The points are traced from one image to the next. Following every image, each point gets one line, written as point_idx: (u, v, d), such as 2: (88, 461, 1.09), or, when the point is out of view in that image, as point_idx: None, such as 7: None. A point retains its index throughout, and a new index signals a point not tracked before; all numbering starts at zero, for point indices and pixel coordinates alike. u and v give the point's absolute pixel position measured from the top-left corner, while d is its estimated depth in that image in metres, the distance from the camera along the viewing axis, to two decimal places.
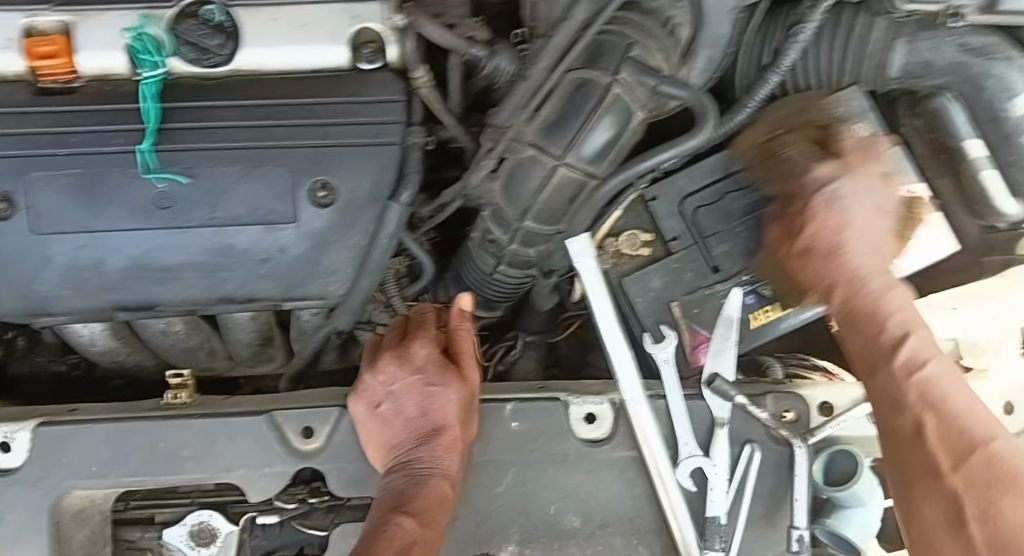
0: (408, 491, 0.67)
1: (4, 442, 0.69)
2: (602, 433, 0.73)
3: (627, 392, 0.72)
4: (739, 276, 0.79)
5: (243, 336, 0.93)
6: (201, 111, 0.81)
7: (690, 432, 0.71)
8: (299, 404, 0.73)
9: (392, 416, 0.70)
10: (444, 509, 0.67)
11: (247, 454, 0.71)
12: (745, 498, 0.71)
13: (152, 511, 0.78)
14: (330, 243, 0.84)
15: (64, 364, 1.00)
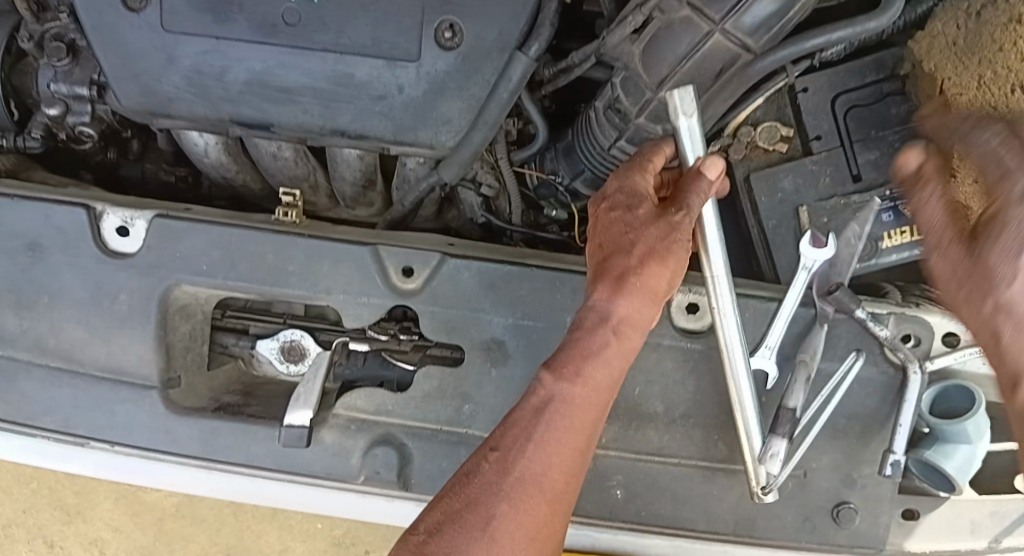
0: (582, 332, 0.63)
1: (123, 226, 0.71)
2: (698, 326, 0.70)
3: (713, 268, 0.66)
4: (883, 189, 0.73)
5: (348, 174, 0.92)
6: None
7: (781, 330, 0.69)
8: (401, 242, 0.73)
9: (620, 249, 0.65)
10: (600, 363, 0.62)
11: (347, 280, 0.72)
12: (828, 405, 0.69)
13: (246, 322, 0.79)
14: (447, 86, 0.80)
15: (173, 173, 1.02)
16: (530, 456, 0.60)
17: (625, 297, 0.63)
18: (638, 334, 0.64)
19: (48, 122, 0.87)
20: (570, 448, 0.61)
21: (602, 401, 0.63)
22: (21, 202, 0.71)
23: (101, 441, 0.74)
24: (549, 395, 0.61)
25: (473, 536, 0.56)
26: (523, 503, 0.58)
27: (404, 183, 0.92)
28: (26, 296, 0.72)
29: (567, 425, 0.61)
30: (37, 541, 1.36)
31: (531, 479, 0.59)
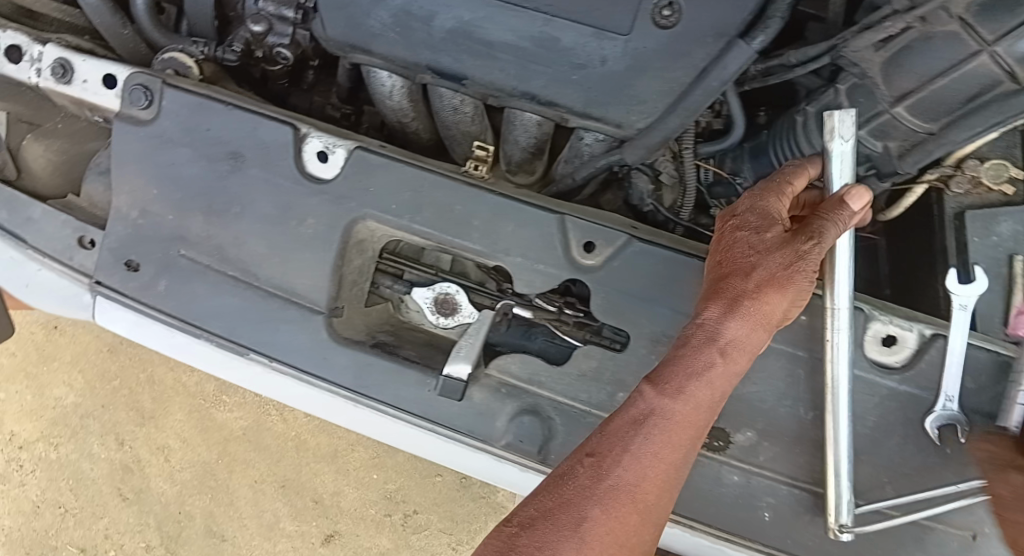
0: (688, 351, 0.59)
1: (324, 151, 0.72)
2: (898, 361, 0.66)
3: (836, 301, 0.63)
4: None
5: (522, 138, 0.90)
6: None
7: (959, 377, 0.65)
8: (590, 216, 0.71)
9: (737, 271, 0.61)
10: (708, 383, 0.58)
11: (527, 245, 0.71)
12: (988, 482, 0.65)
13: (402, 268, 0.80)
14: (652, 63, 0.77)
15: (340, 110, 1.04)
16: (624, 468, 0.56)
17: (738, 319, 0.59)
18: (746, 357, 0.60)
19: (248, 38, 0.88)
20: (665, 466, 0.57)
21: (703, 420, 0.59)
22: (231, 109, 0.71)
23: (261, 353, 0.76)
24: (648, 409, 0.57)
25: (562, 538, 0.54)
26: (615, 512, 0.55)
27: (575, 155, 0.89)
28: (217, 202, 0.73)
29: (666, 442, 0.57)
30: (107, 437, 1.38)
31: (624, 490, 0.56)
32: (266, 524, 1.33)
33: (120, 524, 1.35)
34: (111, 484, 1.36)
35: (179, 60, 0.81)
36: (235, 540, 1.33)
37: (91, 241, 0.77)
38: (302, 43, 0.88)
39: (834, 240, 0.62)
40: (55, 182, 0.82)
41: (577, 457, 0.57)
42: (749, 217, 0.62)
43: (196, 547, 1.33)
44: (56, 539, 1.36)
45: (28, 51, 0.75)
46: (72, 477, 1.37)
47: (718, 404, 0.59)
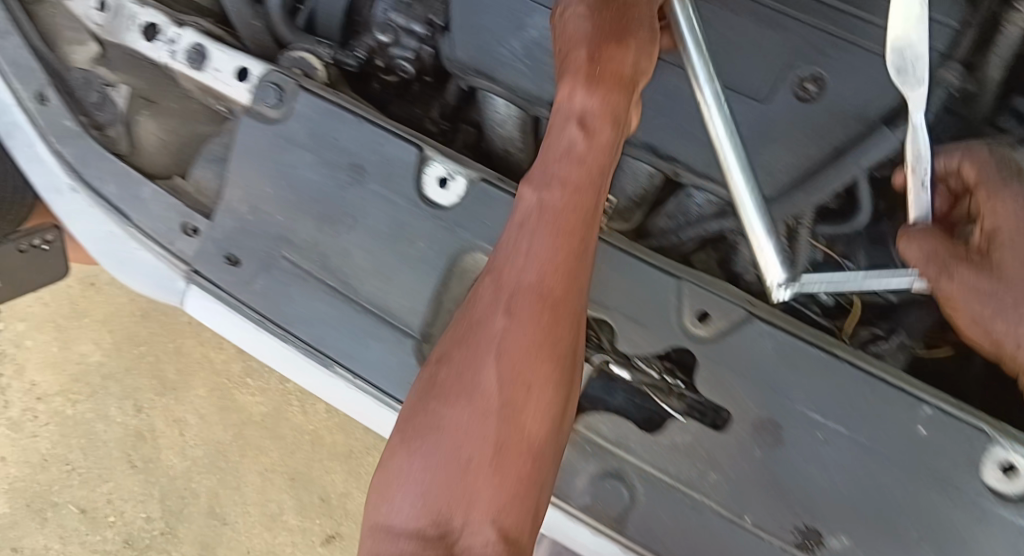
0: (554, 142, 0.59)
1: (445, 177, 0.71)
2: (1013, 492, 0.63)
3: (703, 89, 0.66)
4: None
5: (626, 187, 0.87)
6: None
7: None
8: (710, 285, 0.68)
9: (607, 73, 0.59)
10: (571, 159, 0.58)
11: (638, 305, 0.69)
12: None
13: None
14: (784, 134, 0.75)
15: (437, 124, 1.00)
16: (523, 265, 0.56)
17: (581, 90, 0.59)
18: (609, 132, 0.58)
19: (373, 46, 0.87)
20: (547, 264, 0.56)
21: (586, 211, 0.57)
22: (360, 121, 0.71)
23: (345, 368, 0.74)
24: (527, 207, 0.58)
25: (481, 362, 0.55)
26: (520, 310, 0.55)
27: (680, 211, 0.87)
28: (330, 211, 0.73)
29: (542, 229, 0.56)
30: (125, 402, 1.37)
31: (528, 286, 0.56)
32: (269, 513, 1.31)
33: (125, 490, 1.33)
34: (120, 449, 1.35)
35: (307, 60, 0.79)
36: (236, 526, 1.31)
37: (194, 229, 0.77)
38: (425, 59, 0.87)
39: (643, 38, 0.60)
40: (163, 162, 0.81)
41: (483, 280, 0.59)
42: (573, 24, 0.61)
43: (192, 529, 1.31)
44: (57, 495, 1.33)
45: (165, 32, 0.76)
46: (85, 437, 1.36)
47: (603, 177, 0.59)
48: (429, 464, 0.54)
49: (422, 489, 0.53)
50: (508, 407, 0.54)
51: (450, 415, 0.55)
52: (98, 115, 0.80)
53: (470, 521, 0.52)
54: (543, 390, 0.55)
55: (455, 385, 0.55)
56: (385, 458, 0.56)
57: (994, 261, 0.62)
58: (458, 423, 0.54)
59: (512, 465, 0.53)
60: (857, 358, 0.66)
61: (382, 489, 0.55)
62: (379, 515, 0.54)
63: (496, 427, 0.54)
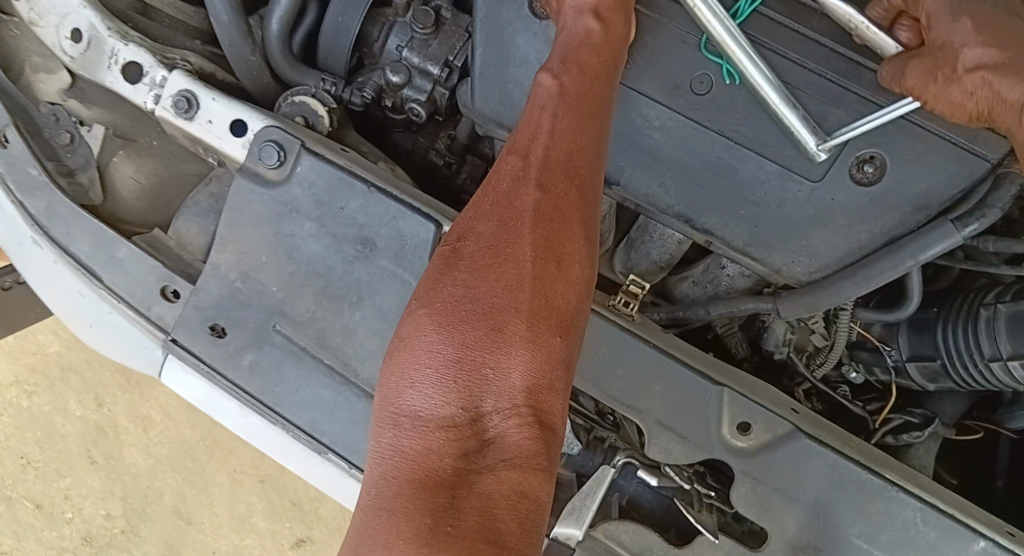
0: (574, 38, 0.59)
1: None
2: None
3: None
4: None
5: (654, 253, 0.80)
6: (804, 13, 0.69)
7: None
8: (752, 394, 0.63)
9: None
10: (590, 46, 0.58)
11: (673, 411, 0.62)
12: None
13: None
14: (835, 220, 0.69)
15: (442, 158, 0.90)
16: (547, 141, 0.54)
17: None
18: (621, 33, 0.60)
19: (382, 85, 0.78)
20: (565, 131, 0.54)
21: (603, 101, 0.57)
22: (372, 192, 0.64)
23: (341, 457, 0.66)
24: (543, 90, 0.57)
25: (513, 228, 0.50)
26: (550, 183, 0.52)
27: (710, 279, 0.80)
28: (333, 287, 0.65)
29: (562, 112, 0.55)
30: (85, 395, 1.19)
31: (556, 159, 0.53)
32: (237, 515, 1.17)
33: (84, 488, 1.17)
34: (80, 445, 1.18)
35: (309, 106, 0.72)
36: (202, 527, 1.16)
37: (176, 293, 0.68)
38: (439, 101, 0.78)
39: None
40: (145, 210, 0.73)
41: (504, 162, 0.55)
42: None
43: (156, 531, 1.16)
44: (11, 489, 1.17)
45: (150, 73, 0.66)
46: (41, 429, 1.18)
47: (612, 67, 0.59)
48: (456, 338, 0.47)
49: (448, 373, 0.47)
50: (540, 277, 0.49)
51: (478, 285, 0.49)
52: (68, 159, 0.71)
53: (501, 402, 0.46)
54: (576, 255, 0.51)
55: (486, 257, 0.50)
56: (401, 342, 0.49)
57: (934, 45, 0.64)
58: (481, 295, 0.49)
59: (547, 341, 0.48)
60: (906, 482, 0.61)
61: (401, 373, 0.48)
62: (394, 405, 0.47)
63: (529, 297, 0.49)
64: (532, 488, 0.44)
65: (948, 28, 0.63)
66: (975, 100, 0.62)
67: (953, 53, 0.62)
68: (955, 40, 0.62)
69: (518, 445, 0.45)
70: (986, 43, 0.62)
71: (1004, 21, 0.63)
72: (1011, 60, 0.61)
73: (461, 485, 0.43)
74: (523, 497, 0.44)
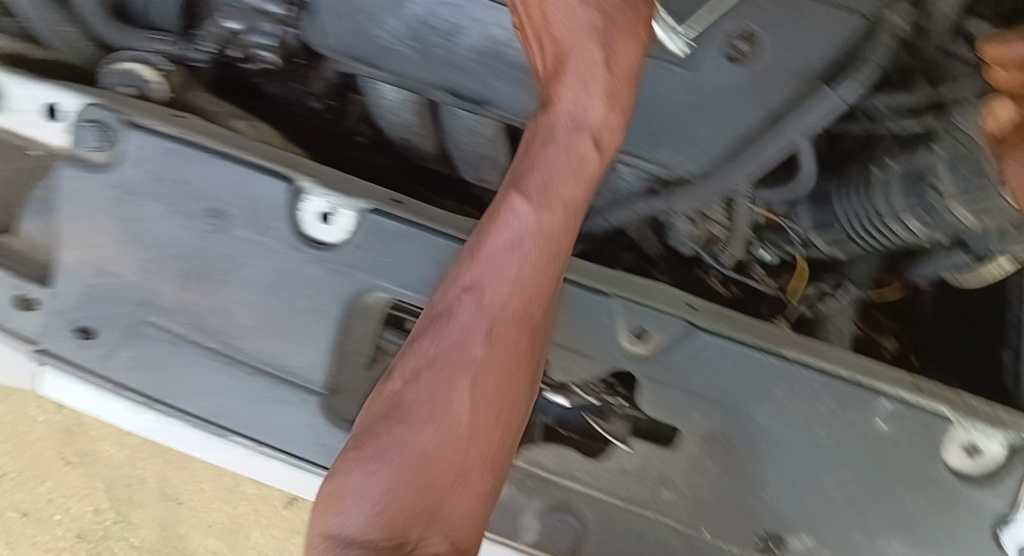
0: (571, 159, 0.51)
1: (328, 212, 0.59)
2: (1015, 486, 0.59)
3: None
4: None
5: None
6: None
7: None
8: (644, 300, 0.62)
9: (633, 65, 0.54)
10: (579, 179, 0.50)
11: (569, 331, 0.61)
12: None
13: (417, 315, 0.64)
14: (718, 106, 0.65)
15: (320, 103, 0.84)
16: (494, 281, 0.48)
17: (592, 75, 0.52)
18: (614, 149, 0.53)
19: (222, 37, 0.72)
20: (525, 281, 0.48)
21: (573, 230, 0.51)
22: (212, 158, 0.59)
23: (245, 437, 0.64)
24: (512, 214, 0.49)
25: (451, 387, 0.47)
26: (496, 331, 0.48)
27: (607, 187, 0.77)
28: (196, 268, 0.61)
29: (532, 252, 0.48)
30: (41, 398, 1.09)
31: (496, 299, 0.48)
32: (224, 486, 1.07)
33: (67, 488, 1.06)
34: (50, 447, 1.07)
35: (138, 73, 0.67)
36: (193, 504, 1.07)
37: (36, 302, 0.63)
38: (289, 45, 0.72)
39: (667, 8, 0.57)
40: None
41: (455, 292, 0.49)
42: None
43: (147, 515, 1.07)
44: None
45: None
46: (7, 440, 1.06)
47: (589, 201, 0.52)
48: (388, 483, 0.45)
49: (381, 508, 0.44)
50: (463, 437, 0.46)
51: (415, 437, 0.46)
52: None
53: (428, 540, 0.45)
54: (516, 397, 0.49)
55: (422, 409, 0.46)
56: (333, 473, 0.46)
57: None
58: (415, 444, 0.46)
59: (479, 482, 0.47)
60: (806, 357, 0.60)
61: (332, 497, 0.46)
62: (321, 525, 0.46)
63: (465, 446, 0.46)
64: None
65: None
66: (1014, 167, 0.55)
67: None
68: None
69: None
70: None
71: None
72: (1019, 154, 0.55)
73: None
74: None
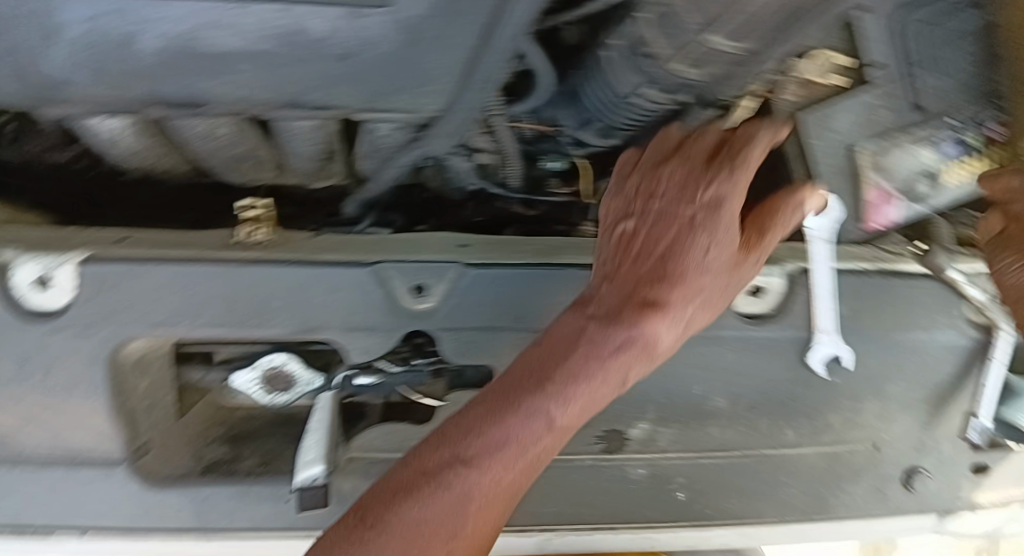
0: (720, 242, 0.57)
1: (42, 277, 0.56)
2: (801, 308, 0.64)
3: None
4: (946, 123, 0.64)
5: (303, 146, 0.66)
6: None
7: (832, 310, 0.64)
8: (411, 254, 0.60)
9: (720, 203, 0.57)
10: (596, 389, 0.55)
11: (347, 311, 0.59)
12: (876, 387, 0.67)
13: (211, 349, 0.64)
14: None
15: (66, 153, 0.72)
16: (495, 456, 0.52)
17: (704, 233, 0.57)
18: (642, 370, 0.56)
19: None
20: (519, 468, 0.53)
21: (566, 435, 0.55)
22: None
23: (67, 528, 0.60)
24: (544, 418, 0.53)
25: (416, 549, 0.50)
26: (467, 503, 0.51)
27: (376, 149, 0.68)
28: None
29: (547, 438, 0.54)
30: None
31: (488, 483, 0.52)
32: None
33: None
34: None
35: None
36: None
37: None
38: None
39: (737, 184, 0.58)
40: None
41: (445, 464, 0.52)
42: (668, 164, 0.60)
43: None
44: None
45: None
46: None
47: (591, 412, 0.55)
48: None
49: None
50: (457, 508, 0.51)
51: (421, 522, 0.50)
52: None
53: None
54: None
55: (401, 490, 0.51)
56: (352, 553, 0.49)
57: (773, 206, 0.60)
58: (423, 525, 0.50)
59: None
60: (579, 258, 0.61)
61: None
62: None
63: None
64: None
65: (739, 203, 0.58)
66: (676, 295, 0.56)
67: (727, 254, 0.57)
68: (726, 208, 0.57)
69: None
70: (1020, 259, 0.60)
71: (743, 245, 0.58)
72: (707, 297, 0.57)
73: None
74: None
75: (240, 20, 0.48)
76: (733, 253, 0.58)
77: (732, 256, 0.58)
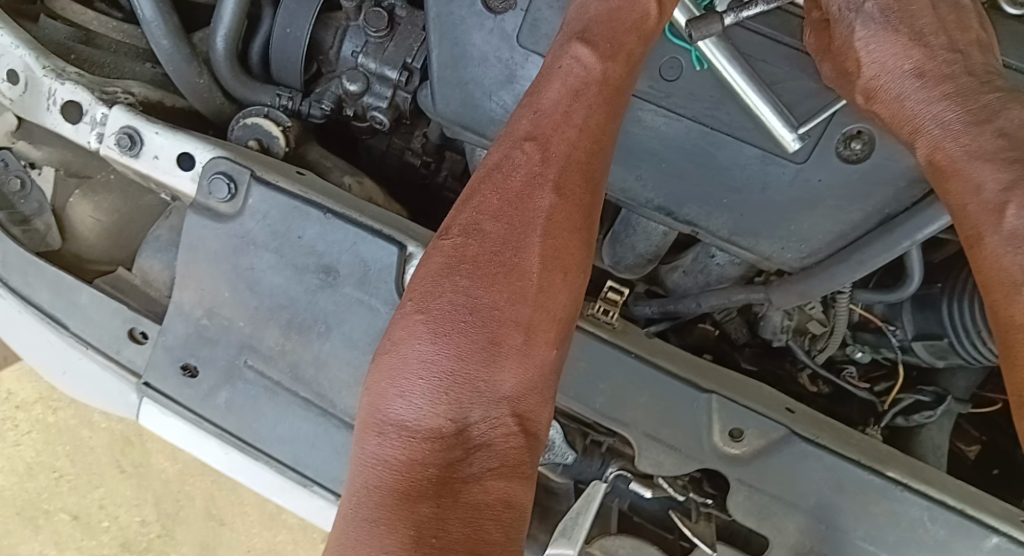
0: (627, 14, 0.57)
1: None
2: None
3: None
4: None
5: (639, 245, 0.75)
6: (793, 24, 0.64)
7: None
8: (745, 401, 0.61)
9: (912, 122, 0.58)
10: (503, 178, 0.52)
11: (662, 420, 0.60)
12: None
13: None
14: (824, 201, 0.64)
15: (418, 158, 0.84)
16: (458, 291, 0.49)
17: (579, 105, 0.54)
18: (565, 126, 0.53)
19: (341, 94, 0.74)
20: (500, 302, 0.49)
21: (566, 255, 0.51)
22: (328, 218, 0.62)
23: (327, 489, 0.63)
24: (502, 167, 0.52)
25: (491, 347, 0.48)
26: (472, 291, 0.49)
27: (699, 271, 0.76)
28: (299, 318, 0.62)
29: (494, 228, 0.51)
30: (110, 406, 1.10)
31: (479, 311, 0.49)
32: (268, 511, 1.07)
33: (118, 497, 1.08)
34: (109, 455, 1.09)
35: (262, 127, 0.70)
36: (235, 526, 1.07)
37: (144, 334, 0.66)
38: (402, 106, 0.74)
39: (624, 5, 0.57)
40: (105, 247, 0.71)
41: (449, 236, 0.51)
42: None
43: (192, 533, 1.07)
44: (49, 502, 1.08)
45: (89, 111, 0.65)
46: (67, 443, 1.09)
47: (569, 255, 0.51)
48: (452, 352, 0.48)
49: (443, 383, 0.47)
50: (542, 290, 0.50)
51: (462, 300, 0.49)
52: (22, 206, 0.69)
53: (483, 420, 0.48)
54: (516, 374, 0.49)
55: (490, 264, 0.50)
56: (393, 344, 0.49)
57: (602, 40, 0.56)
58: (504, 318, 0.49)
59: (541, 352, 0.50)
60: (911, 479, 0.58)
61: (393, 377, 0.48)
62: (382, 411, 0.48)
63: (466, 365, 0.48)
64: (515, 500, 0.46)
65: (582, 64, 0.55)
66: (555, 109, 0.53)
67: (605, 30, 0.57)
68: (577, 67, 0.55)
69: (501, 449, 0.47)
70: (914, 72, 0.59)
71: (633, 27, 0.57)
72: (610, 75, 0.55)
73: (446, 495, 0.45)
74: (506, 507, 0.45)
75: (668, 129, 0.66)
76: (590, 46, 0.56)
77: (597, 41, 0.56)
